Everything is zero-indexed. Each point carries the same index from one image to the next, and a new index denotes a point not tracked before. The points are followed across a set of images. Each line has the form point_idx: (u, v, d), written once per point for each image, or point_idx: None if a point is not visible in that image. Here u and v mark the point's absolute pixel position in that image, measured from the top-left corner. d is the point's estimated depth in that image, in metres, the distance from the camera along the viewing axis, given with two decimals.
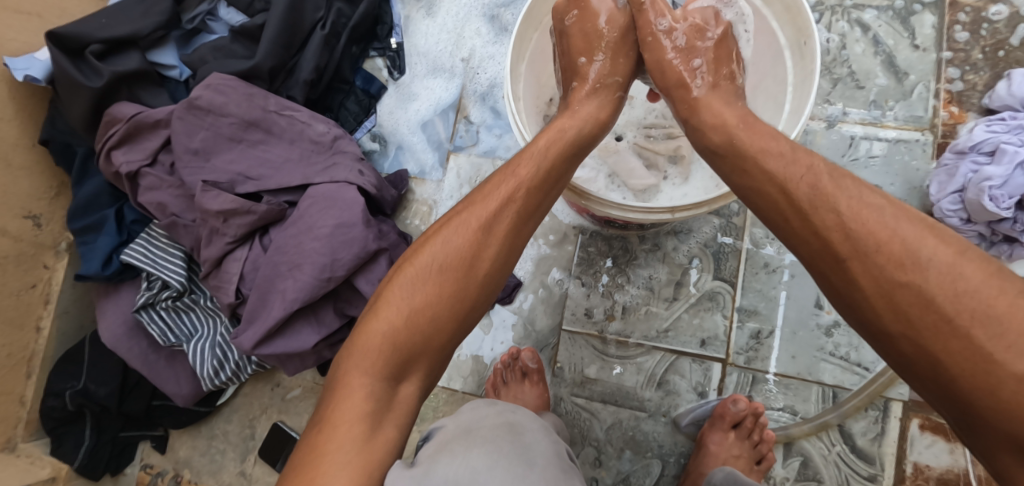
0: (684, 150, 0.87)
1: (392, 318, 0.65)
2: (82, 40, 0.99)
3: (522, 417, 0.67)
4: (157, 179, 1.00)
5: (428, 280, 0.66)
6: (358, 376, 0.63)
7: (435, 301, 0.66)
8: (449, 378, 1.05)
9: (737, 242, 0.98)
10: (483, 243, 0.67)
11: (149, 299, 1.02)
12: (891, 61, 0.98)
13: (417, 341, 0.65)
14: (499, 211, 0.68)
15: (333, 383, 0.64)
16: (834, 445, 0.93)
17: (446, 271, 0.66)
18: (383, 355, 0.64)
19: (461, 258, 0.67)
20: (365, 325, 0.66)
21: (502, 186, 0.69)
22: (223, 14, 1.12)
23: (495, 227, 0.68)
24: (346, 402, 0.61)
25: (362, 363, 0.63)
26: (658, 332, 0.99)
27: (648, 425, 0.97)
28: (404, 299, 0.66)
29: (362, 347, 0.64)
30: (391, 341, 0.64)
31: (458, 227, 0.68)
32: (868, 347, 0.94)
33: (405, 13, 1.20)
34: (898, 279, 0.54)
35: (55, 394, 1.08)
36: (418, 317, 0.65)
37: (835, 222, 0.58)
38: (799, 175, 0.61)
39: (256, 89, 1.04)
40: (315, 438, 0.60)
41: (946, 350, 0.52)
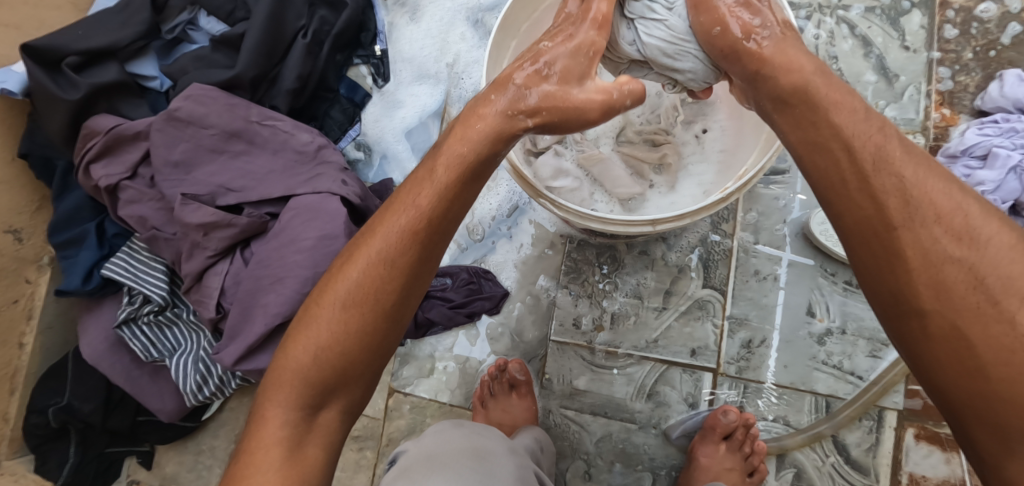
0: (670, 159, 0.84)
1: (302, 353, 0.62)
2: (59, 52, 0.97)
3: (488, 441, 0.72)
4: (138, 192, 0.98)
5: (335, 315, 0.62)
6: (275, 412, 0.61)
7: (345, 339, 0.62)
8: (437, 390, 1.03)
9: (727, 243, 0.96)
10: (388, 276, 0.62)
11: (130, 314, 1.01)
12: (882, 63, 0.96)
13: (329, 376, 0.62)
14: (399, 243, 0.62)
15: (253, 415, 0.63)
16: (828, 456, 0.91)
17: (354, 307, 0.62)
18: (295, 391, 0.61)
19: (366, 293, 0.62)
20: (281, 356, 0.63)
21: (399, 214, 0.63)
22: (204, 23, 1.09)
23: (393, 261, 0.62)
24: (264, 438, 0.60)
25: (275, 398, 0.61)
26: (648, 342, 0.97)
27: (638, 437, 0.96)
28: (314, 337, 0.62)
29: (277, 380, 0.62)
30: (301, 377, 0.61)
31: (365, 261, 0.62)
32: (861, 355, 0.92)
33: (389, 19, 1.18)
34: (952, 255, 0.51)
35: (39, 411, 1.06)
36: (326, 357, 0.61)
37: (895, 187, 0.53)
38: (868, 133, 0.56)
39: (238, 99, 1.03)
40: (239, 473, 0.60)
41: (983, 334, 0.49)
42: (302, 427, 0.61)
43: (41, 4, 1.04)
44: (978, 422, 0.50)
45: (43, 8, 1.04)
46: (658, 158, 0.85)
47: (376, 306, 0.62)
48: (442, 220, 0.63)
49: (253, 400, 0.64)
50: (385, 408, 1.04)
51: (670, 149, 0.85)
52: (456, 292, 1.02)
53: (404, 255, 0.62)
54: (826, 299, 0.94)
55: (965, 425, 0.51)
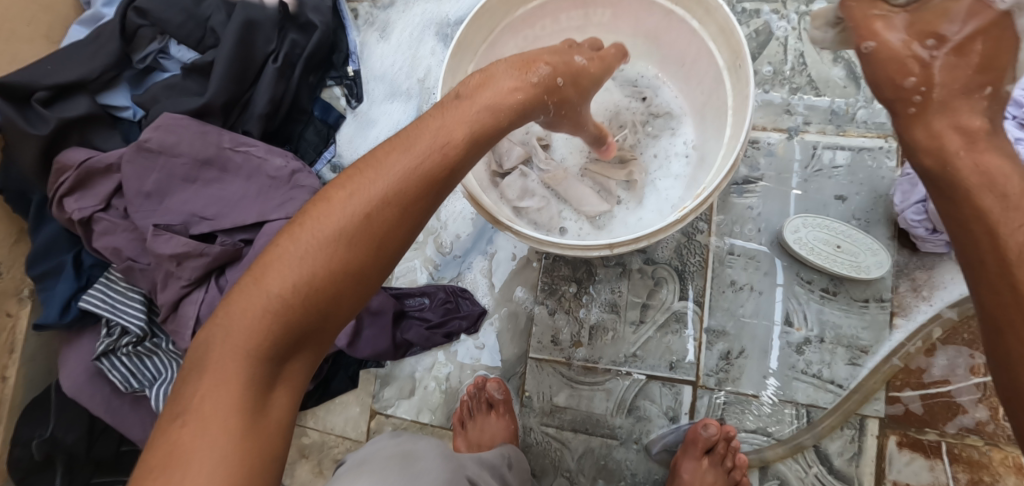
0: (637, 176, 0.85)
1: (284, 294, 0.52)
2: (28, 88, 0.98)
3: (420, 446, 0.74)
4: (111, 224, 0.98)
5: (321, 248, 0.53)
6: (227, 365, 0.51)
7: (314, 291, 0.53)
8: (418, 411, 1.02)
9: (703, 255, 0.96)
10: (380, 220, 0.55)
11: (109, 346, 1.00)
12: (851, 67, 0.96)
13: (315, 321, 0.54)
14: (396, 187, 0.55)
15: (200, 362, 0.52)
16: (810, 466, 0.90)
17: (332, 247, 0.53)
18: (274, 336, 0.52)
19: (347, 239, 0.54)
20: (245, 294, 0.53)
21: (402, 149, 0.57)
22: (175, 52, 1.09)
23: (386, 202, 0.55)
24: (214, 396, 0.50)
25: (242, 342, 0.51)
26: (626, 357, 0.96)
27: (620, 453, 0.95)
28: (273, 287, 0.52)
29: (243, 322, 0.52)
30: (284, 321, 0.52)
31: (358, 195, 0.55)
32: (841, 363, 0.91)
33: (360, 38, 1.18)
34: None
35: (23, 444, 1.06)
36: (286, 311, 0.52)
37: None
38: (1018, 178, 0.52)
39: (209, 126, 1.03)
40: (178, 435, 0.48)
41: None
42: (256, 391, 0.51)
43: (12, 38, 1.04)
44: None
45: (15, 42, 1.05)
46: (625, 174, 0.85)
47: (356, 257, 0.54)
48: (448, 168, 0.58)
49: (192, 352, 0.54)
50: (367, 430, 1.03)
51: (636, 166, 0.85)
52: (433, 312, 1.01)
53: (399, 197, 0.55)
54: (803, 307, 0.93)
55: None
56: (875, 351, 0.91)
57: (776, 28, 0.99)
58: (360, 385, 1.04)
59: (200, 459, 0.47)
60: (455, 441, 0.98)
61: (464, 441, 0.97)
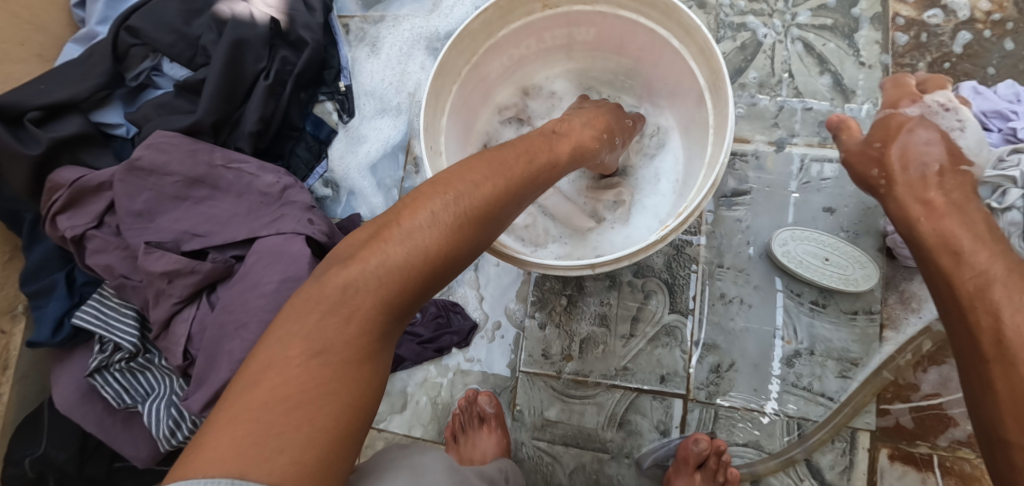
0: (627, 199, 0.86)
1: (430, 256, 0.57)
2: (20, 108, 0.99)
3: (428, 457, 0.76)
4: (103, 241, 0.98)
5: (466, 221, 0.59)
6: (364, 314, 0.55)
7: (449, 255, 0.58)
8: (410, 425, 1.02)
9: (692, 270, 0.96)
10: (507, 215, 0.63)
11: (102, 362, 1.01)
12: (837, 80, 0.96)
13: (440, 284, 0.60)
14: (521, 184, 0.64)
15: (335, 305, 0.55)
16: (802, 480, 0.89)
17: (475, 222, 0.60)
18: (411, 295, 0.57)
19: (479, 219, 0.60)
20: (387, 248, 0.57)
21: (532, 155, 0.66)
22: (167, 69, 1.10)
23: (509, 194, 0.62)
24: (350, 343, 0.54)
25: (382, 295, 0.56)
26: (617, 370, 0.96)
27: (611, 467, 0.94)
28: (412, 244, 0.57)
29: (385, 276, 0.56)
30: (425, 281, 0.58)
31: (506, 180, 0.62)
32: (831, 376, 0.91)
33: (351, 54, 1.19)
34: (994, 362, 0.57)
35: (14, 462, 1.06)
36: (423, 271, 0.57)
37: (991, 325, 0.57)
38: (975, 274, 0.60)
39: (200, 144, 1.04)
40: (314, 373, 0.52)
41: None
42: (382, 342, 0.57)
43: (4, 59, 1.05)
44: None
45: (6, 62, 1.06)
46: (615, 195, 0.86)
47: (481, 236, 0.61)
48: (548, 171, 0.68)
49: (322, 289, 0.55)
50: None
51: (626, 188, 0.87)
52: (424, 327, 1.01)
53: (520, 191, 0.63)
54: (793, 320, 0.93)
55: None
56: (865, 364, 0.90)
57: (763, 39, 0.99)
58: None
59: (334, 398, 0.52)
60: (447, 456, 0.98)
61: (457, 456, 0.96)
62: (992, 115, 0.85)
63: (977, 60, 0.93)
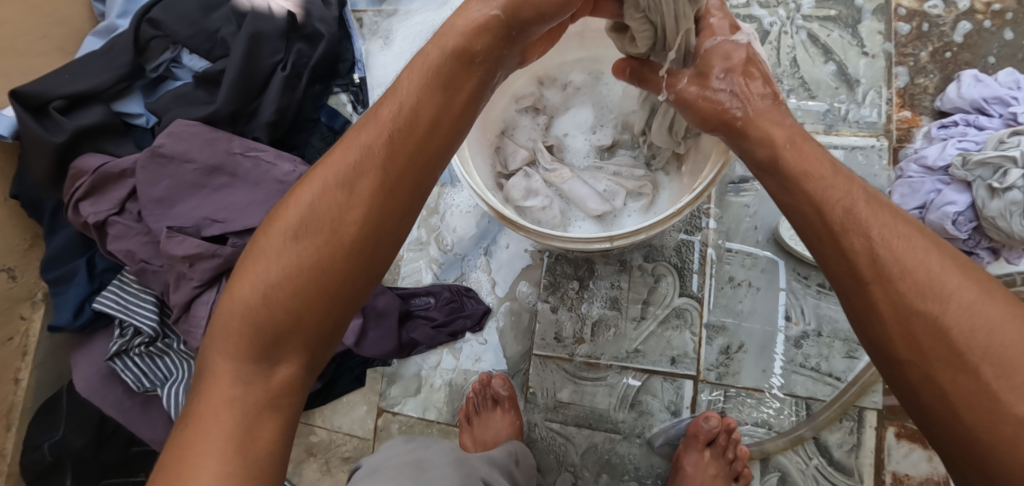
0: (648, 189, 0.88)
1: (248, 297, 0.59)
2: (44, 97, 1.01)
3: (432, 450, 0.77)
4: (125, 227, 1.01)
5: (287, 244, 0.59)
6: (216, 370, 0.58)
7: (288, 285, 0.58)
8: (424, 408, 1.04)
9: (702, 255, 0.98)
10: (332, 223, 0.59)
11: (122, 346, 1.03)
12: (842, 70, 0.99)
13: (286, 314, 0.58)
14: (361, 163, 0.61)
15: (201, 370, 0.60)
16: (810, 458, 0.91)
17: (296, 246, 0.59)
18: (245, 336, 0.58)
19: (323, 222, 0.59)
20: (228, 301, 0.60)
21: (360, 142, 0.62)
22: (187, 60, 1.12)
23: (321, 198, 0.60)
24: (212, 400, 0.57)
25: (226, 347, 0.59)
26: (628, 353, 0.98)
27: (623, 447, 0.96)
28: (263, 270, 0.59)
29: (226, 328, 0.59)
30: (250, 319, 0.58)
31: (319, 188, 0.60)
32: (838, 356, 0.93)
33: (364, 47, 1.22)
34: (918, 307, 0.52)
35: (34, 447, 1.07)
36: (277, 293, 0.58)
37: (864, 247, 0.54)
38: (842, 192, 0.57)
39: (219, 133, 1.06)
40: (177, 438, 0.57)
41: (954, 386, 0.50)
42: (240, 389, 0.57)
43: (27, 50, 1.07)
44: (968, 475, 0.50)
45: (29, 54, 1.08)
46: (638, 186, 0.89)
47: (331, 235, 0.59)
48: (405, 131, 0.61)
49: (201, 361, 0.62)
50: (374, 428, 1.05)
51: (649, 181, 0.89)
52: (438, 311, 1.03)
53: (355, 195, 0.60)
54: (800, 302, 0.95)
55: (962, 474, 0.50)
56: None
57: (769, 29, 1.02)
58: (367, 384, 1.06)
59: (200, 455, 0.54)
60: (461, 438, 1.00)
61: (470, 437, 0.98)
62: (992, 101, 0.89)
63: (977, 50, 0.96)
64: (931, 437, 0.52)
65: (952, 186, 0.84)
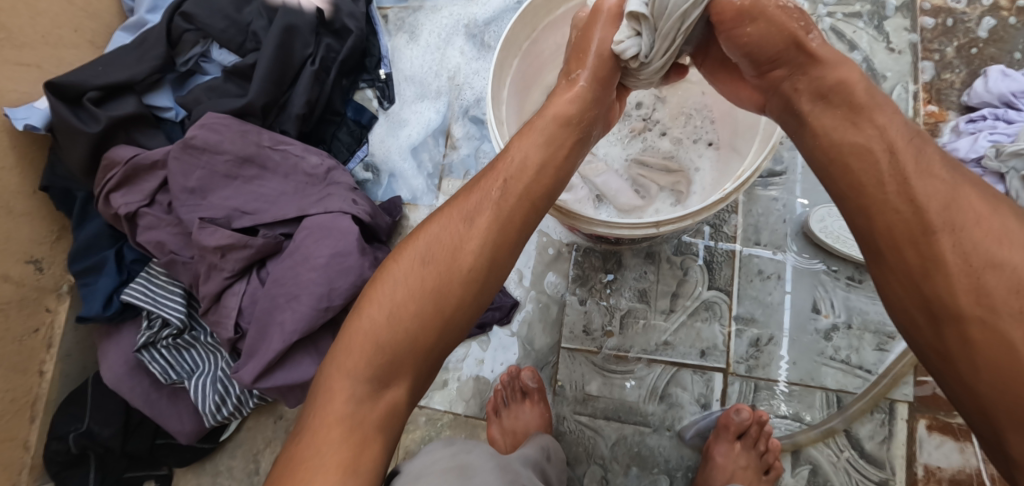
0: (683, 185, 0.90)
1: (374, 316, 0.63)
2: (80, 88, 1.03)
3: (476, 458, 0.66)
4: (155, 219, 1.01)
5: (413, 270, 0.65)
6: (332, 385, 0.62)
7: (411, 310, 0.63)
8: (452, 401, 1.04)
9: (731, 249, 0.99)
10: (455, 256, 0.65)
11: (150, 338, 1.02)
12: (869, 65, 1.00)
13: (402, 339, 0.63)
14: (483, 201, 0.67)
15: (319, 385, 0.63)
16: (842, 451, 0.91)
17: (421, 273, 0.64)
18: (365, 356, 0.62)
19: (447, 250, 0.65)
20: (351, 323, 0.65)
21: (488, 180, 0.68)
22: (216, 55, 1.14)
23: (450, 228, 0.66)
24: (330, 415, 0.60)
25: (344, 365, 0.62)
26: (657, 345, 0.98)
27: (653, 440, 0.96)
28: (388, 292, 0.64)
29: (346, 346, 0.63)
30: (373, 340, 0.62)
31: (448, 219, 0.67)
32: (868, 349, 0.94)
33: (391, 43, 1.23)
34: (993, 258, 0.55)
35: (59, 438, 1.07)
36: (400, 315, 0.63)
37: (940, 194, 0.57)
38: (908, 141, 0.61)
39: (249, 125, 1.07)
40: (296, 448, 0.59)
41: (1021, 341, 0.53)
42: (353, 406, 0.60)
43: (59, 43, 1.09)
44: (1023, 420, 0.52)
45: (62, 47, 1.09)
46: (672, 182, 0.90)
47: (452, 261, 0.64)
48: (521, 175, 0.68)
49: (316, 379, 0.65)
50: None
51: (682, 177, 0.90)
52: None
53: (478, 231, 0.65)
54: (830, 294, 0.96)
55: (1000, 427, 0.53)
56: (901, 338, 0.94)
57: None
58: None
59: (316, 464, 0.57)
60: (489, 431, 0.99)
61: (499, 430, 0.97)
62: (1020, 95, 0.90)
63: (1002, 45, 0.97)
64: (989, 390, 0.54)
65: (986, 177, 0.87)
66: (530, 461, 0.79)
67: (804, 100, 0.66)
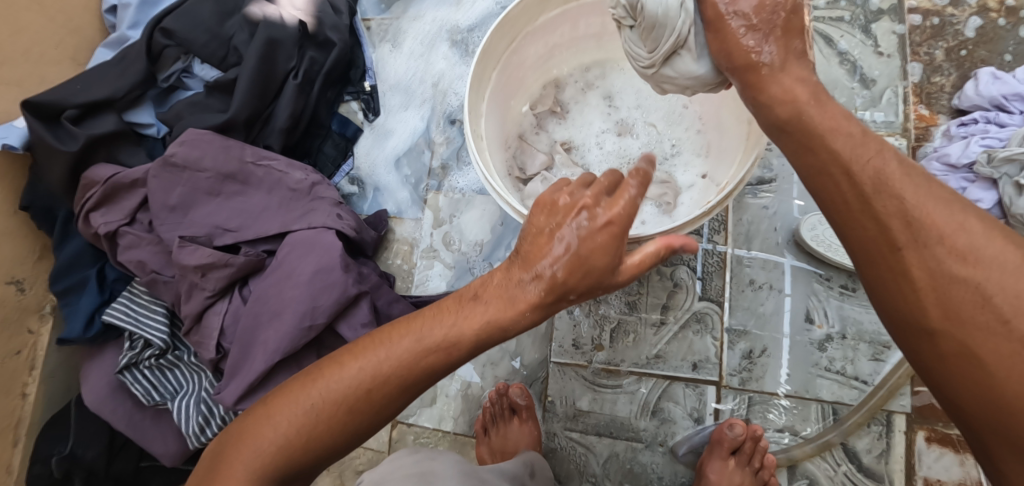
0: (669, 197, 0.87)
1: (285, 428, 0.59)
2: (59, 106, 1.01)
3: (440, 464, 0.68)
4: (136, 237, 0.99)
5: (338, 393, 0.59)
6: (222, 479, 0.58)
7: (322, 432, 0.59)
8: (440, 419, 1.02)
9: (722, 261, 0.97)
10: (388, 397, 0.59)
11: (132, 359, 1.01)
12: (857, 69, 0.99)
13: (306, 452, 0.59)
14: (431, 348, 0.60)
15: (214, 466, 0.60)
16: (839, 465, 0.89)
17: (348, 401, 0.59)
18: (262, 465, 0.58)
19: (379, 385, 0.59)
20: (259, 418, 0.60)
21: (445, 319, 0.61)
22: (198, 70, 1.13)
23: (393, 364, 0.60)
24: None
25: (238, 463, 0.59)
26: (648, 359, 0.96)
27: (645, 456, 0.94)
28: (313, 401, 0.60)
29: (248, 443, 0.59)
30: (275, 454, 0.59)
31: (393, 352, 0.60)
32: (864, 359, 0.91)
33: (375, 53, 1.22)
34: (956, 274, 0.49)
35: (42, 462, 1.03)
36: (311, 432, 0.59)
37: (897, 209, 0.51)
38: (867, 155, 0.54)
39: (232, 141, 1.05)
40: None
41: (991, 350, 0.48)
42: None
43: (40, 60, 1.07)
44: (1003, 438, 0.48)
45: (43, 64, 1.08)
46: (660, 195, 0.88)
47: (386, 396, 0.59)
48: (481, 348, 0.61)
49: (213, 450, 0.63)
50: (389, 440, 1.02)
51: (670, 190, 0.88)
52: None
53: (415, 377, 0.60)
54: (824, 304, 0.94)
55: (984, 439, 0.49)
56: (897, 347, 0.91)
57: None
58: None
59: None
60: (479, 449, 0.97)
61: (488, 448, 0.96)
62: (1012, 98, 0.89)
63: (993, 47, 0.95)
64: (966, 408, 0.49)
65: (977, 183, 0.85)
66: (511, 475, 0.77)
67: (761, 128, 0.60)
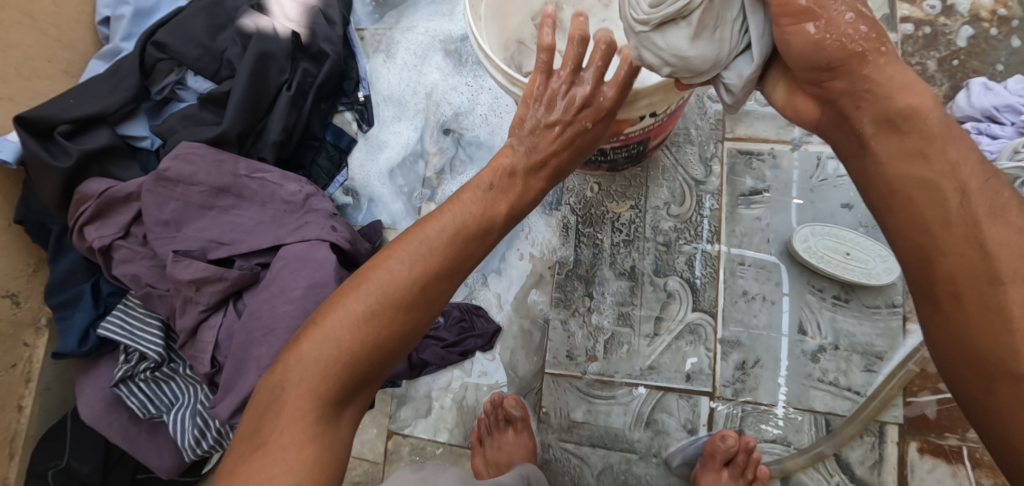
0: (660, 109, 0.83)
1: (346, 332, 0.62)
2: (50, 121, 1.01)
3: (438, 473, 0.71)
4: (131, 251, 1.00)
5: (387, 287, 0.65)
6: (294, 393, 0.60)
7: (384, 327, 0.63)
8: (435, 430, 1.02)
9: (714, 273, 0.98)
10: (433, 279, 0.66)
11: (127, 372, 1.01)
12: None
13: (372, 352, 0.63)
14: (458, 232, 0.69)
15: (279, 389, 0.61)
16: (832, 476, 0.89)
17: (400, 290, 0.65)
18: (333, 368, 0.61)
19: (426, 272, 0.66)
20: (314, 331, 0.63)
21: (458, 211, 0.70)
22: (191, 82, 1.13)
23: (430, 252, 0.67)
24: (294, 420, 0.59)
25: (308, 377, 0.61)
26: (642, 370, 0.96)
27: (639, 467, 0.94)
28: (367, 298, 0.64)
29: (312, 356, 0.62)
30: (344, 355, 0.62)
31: (424, 243, 0.67)
32: (856, 370, 0.92)
33: (368, 64, 1.22)
34: None
35: (38, 475, 1.04)
36: (373, 326, 0.63)
37: (1007, 243, 0.52)
38: (983, 181, 0.54)
39: (225, 154, 1.05)
40: (259, 460, 0.57)
41: None
42: (320, 425, 0.60)
43: (33, 74, 1.07)
44: None
45: (36, 78, 1.08)
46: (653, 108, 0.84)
47: (431, 275, 0.66)
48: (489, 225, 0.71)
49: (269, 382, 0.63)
50: (384, 451, 1.02)
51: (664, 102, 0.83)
52: (449, 331, 1.02)
53: (450, 256, 0.68)
54: (816, 316, 0.94)
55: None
56: (890, 358, 0.91)
57: None
58: (375, 406, 1.04)
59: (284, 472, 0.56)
60: (473, 461, 0.97)
61: (483, 460, 0.96)
62: (1003, 109, 0.88)
63: (984, 58, 0.96)
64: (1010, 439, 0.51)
65: None
66: None
67: (867, 124, 0.57)
